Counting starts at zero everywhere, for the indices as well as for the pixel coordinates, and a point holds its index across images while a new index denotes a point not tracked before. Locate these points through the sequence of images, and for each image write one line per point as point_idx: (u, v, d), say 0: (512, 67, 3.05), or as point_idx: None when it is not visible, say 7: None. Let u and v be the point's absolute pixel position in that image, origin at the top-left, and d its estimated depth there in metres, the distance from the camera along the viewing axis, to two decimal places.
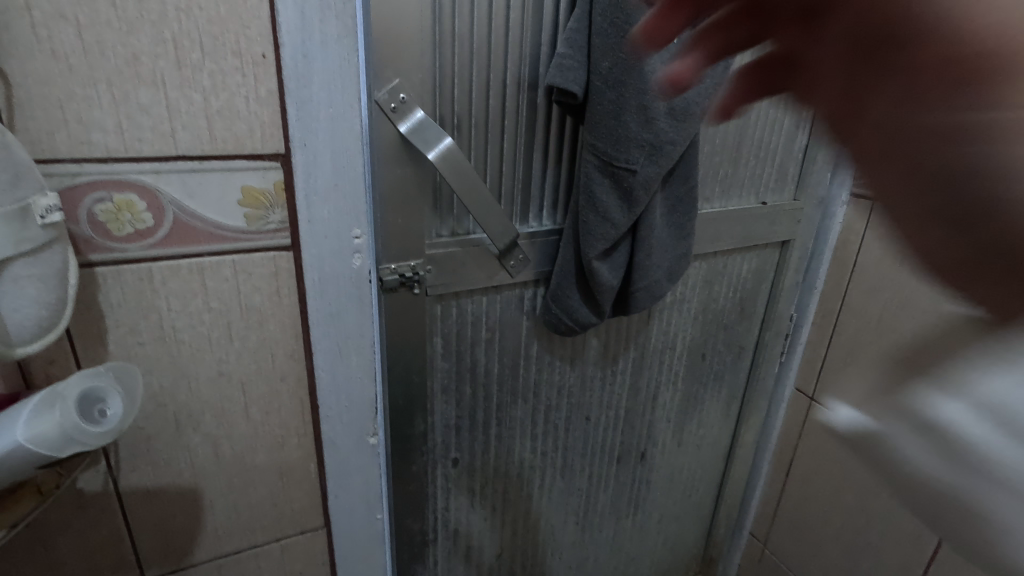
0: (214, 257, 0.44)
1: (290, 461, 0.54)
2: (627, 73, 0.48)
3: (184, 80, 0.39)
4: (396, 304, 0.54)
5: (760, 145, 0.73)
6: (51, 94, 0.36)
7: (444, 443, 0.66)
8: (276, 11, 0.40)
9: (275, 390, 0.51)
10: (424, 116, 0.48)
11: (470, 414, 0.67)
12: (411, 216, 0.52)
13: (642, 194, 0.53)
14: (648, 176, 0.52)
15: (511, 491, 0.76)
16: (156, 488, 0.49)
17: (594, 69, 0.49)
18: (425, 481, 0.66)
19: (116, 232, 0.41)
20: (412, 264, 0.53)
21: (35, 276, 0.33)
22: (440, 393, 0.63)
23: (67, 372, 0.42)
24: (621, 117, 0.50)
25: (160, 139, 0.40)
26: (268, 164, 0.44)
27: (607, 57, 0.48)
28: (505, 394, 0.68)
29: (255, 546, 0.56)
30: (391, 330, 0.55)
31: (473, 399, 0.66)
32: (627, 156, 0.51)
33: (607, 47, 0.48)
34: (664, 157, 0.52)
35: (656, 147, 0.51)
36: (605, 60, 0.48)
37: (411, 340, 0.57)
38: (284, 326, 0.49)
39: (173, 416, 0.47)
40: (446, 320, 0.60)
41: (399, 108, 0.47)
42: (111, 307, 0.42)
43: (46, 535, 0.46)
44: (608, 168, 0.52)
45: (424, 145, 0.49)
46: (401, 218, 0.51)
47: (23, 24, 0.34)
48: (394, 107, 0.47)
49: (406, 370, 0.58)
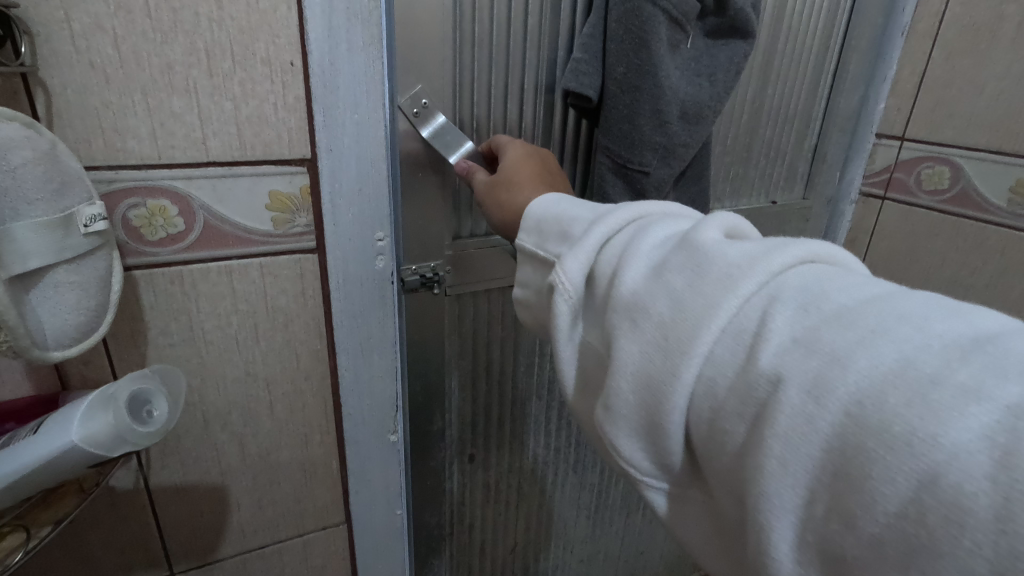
0: (242, 260, 0.45)
1: (313, 459, 0.55)
2: (641, 79, 0.49)
3: (216, 88, 0.40)
4: (415, 302, 0.56)
5: (772, 145, 0.73)
6: (87, 104, 0.37)
7: (460, 439, 0.68)
8: (305, 20, 0.41)
9: (299, 389, 0.52)
10: (446, 120, 0.49)
11: (485, 411, 0.68)
12: (430, 217, 0.54)
13: (654, 194, 0.54)
14: (661, 177, 0.54)
15: (526, 486, 0.77)
16: (184, 485, 0.50)
17: (608, 73, 0.50)
18: (443, 478, 0.68)
19: (149, 237, 0.42)
20: (432, 264, 0.55)
21: (77, 283, 0.34)
22: (457, 389, 0.65)
23: (100, 373, 0.43)
24: (635, 121, 0.50)
25: (192, 146, 0.41)
26: (296, 169, 0.45)
27: (622, 61, 0.49)
28: (520, 391, 0.70)
29: (279, 542, 0.57)
30: (411, 327, 0.57)
31: (488, 396, 0.67)
32: (640, 158, 0.52)
33: (622, 52, 0.49)
34: (676, 159, 0.54)
35: (668, 149, 0.52)
36: (619, 64, 0.49)
37: (426, 338, 0.59)
38: (309, 327, 0.50)
39: (201, 416, 0.49)
40: (464, 320, 0.61)
41: (421, 113, 0.48)
42: (144, 310, 0.43)
43: (80, 532, 0.47)
44: (621, 170, 0.53)
45: (446, 149, 0.50)
46: (421, 219, 0.53)
47: (63, 36, 0.35)
48: (417, 111, 0.48)
49: (425, 367, 0.60)
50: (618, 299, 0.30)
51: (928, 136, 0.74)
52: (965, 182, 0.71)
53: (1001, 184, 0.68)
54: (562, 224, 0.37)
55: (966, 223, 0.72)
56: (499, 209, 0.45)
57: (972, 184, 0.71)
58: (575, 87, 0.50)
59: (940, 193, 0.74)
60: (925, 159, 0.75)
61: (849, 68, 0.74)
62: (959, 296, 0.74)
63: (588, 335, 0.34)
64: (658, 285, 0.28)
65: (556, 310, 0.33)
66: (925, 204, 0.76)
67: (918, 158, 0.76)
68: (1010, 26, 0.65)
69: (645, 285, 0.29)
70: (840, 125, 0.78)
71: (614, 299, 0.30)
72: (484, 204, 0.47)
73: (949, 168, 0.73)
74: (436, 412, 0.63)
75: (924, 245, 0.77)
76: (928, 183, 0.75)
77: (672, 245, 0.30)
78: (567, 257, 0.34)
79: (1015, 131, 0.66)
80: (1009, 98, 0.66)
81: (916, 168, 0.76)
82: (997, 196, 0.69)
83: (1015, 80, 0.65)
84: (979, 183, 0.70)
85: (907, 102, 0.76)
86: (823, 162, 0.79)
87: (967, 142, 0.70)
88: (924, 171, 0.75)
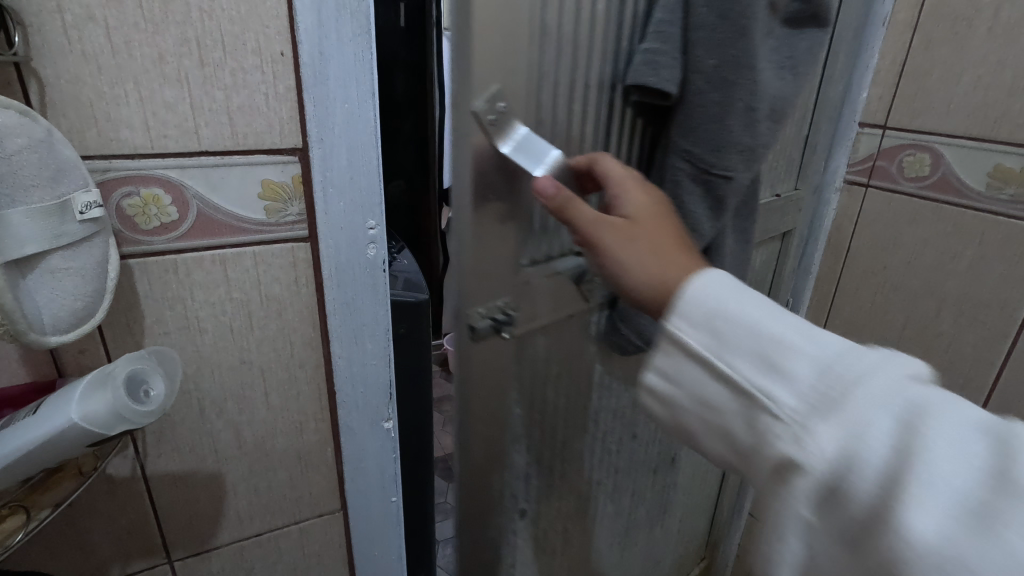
0: (235, 248, 0.46)
1: (308, 447, 0.56)
2: (735, 72, 0.47)
3: (207, 78, 0.41)
4: (482, 350, 0.53)
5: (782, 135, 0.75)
6: (80, 94, 0.37)
7: (515, 490, 0.66)
8: (294, 10, 0.41)
9: (294, 376, 0.53)
10: (526, 132, 0.45)
11: (542, 457, 0.68)
12: (495, 250, 0.50)
13: (730, 198, 0.53)
14: (741, 180, 0.52)
15: (568, 525, 0.78)
16: (180, 473, 0.51)
17: (694, 65, 0.47)
18: (502, 530, 0.67)
19: (143, 225, 0.42)
20: (501, 305, 0.52)
21: (74, 269, 0.34)
22: (515, 439, 0.62)
23: (96, 361, 0.44)
24: (725, 119, 0.48)
25: (185, 135, 0.41)
26: (287, 158, 0.45)
27: (712, 53, 0.46)
28: (570, 428, 0.69)
29: (276, 529, 0.58)
30: (477, 378, 0.53)
31: (541, 443, 0.66)
32: (725, 162, 0.50)
33: (715, 42, 0.46)
34: (758, 160, 0.52)
35: (752, 149, 0.51)
36: (709, 56, 0.46)
37: (485, 389, 0.54)
38: (303, 314, 0.51)
39: (197, 404, 0.49)
40: (522, 364, 0.59)
41: (498, 120, 0.44)
42: (139, 299, 0.44)
43: (79, 519, 0.48)
44: (703, 176, 0.51)
45: (532, 162, 0.46)
46: (484, 252, 0.49)
47: (55, 26, 0.36)
48: (493, 119, 0.43)
49: (488, 418, 0.56)
50: (918, 547, 0.28)
51: (909, 124, 0.76)
52: (946, 168, 0.72)
53: (981, 169, 0.69)
54: (765, 351, 0.36)
55: (946, 209, 0.73)
56: (629, 260, 0.43)
57: (952, 171, 0.72)
58: (654, 83, 0.47)
59: (922, 179, 0.75)
60: (907, 147, 0.76)
61: (835, 59, 0.75)
62: (941, 281, 0.75)
63: (820, 527, 0.32)
64: (996, 545, 0.26)
65: (795, 485, 0.33)
66: (909, 189, 0.77)
67: (901, 146, 0.77)
68: (987, 14, 0.66)
69: (962, 534, 0.27)
70: (826, 115, 0.80)
71: (904, 537, 0.28)
72: (604, 248, 0.44)
73: (929, 155, 0.74)
74: (494, 448, 0.59)
75: (907, 231, 0.78)
76: (909, 170, 0.76)
77: (986, 481, 0.27)
78: (818, 427, 0.32)
79: (992, 118, 0.67)
80: (987, 85, 0.67)
81: (899, 156, 0.78)
82: (978, 180, 0.70)
83: (992, 67, 0.66)
84: (959, 169, 0.71)
85: (889, 92, 0.78)
86: (811, 152, 0.81)
87: (947, 129, 0.72)
88: (906, 159, 0.77)
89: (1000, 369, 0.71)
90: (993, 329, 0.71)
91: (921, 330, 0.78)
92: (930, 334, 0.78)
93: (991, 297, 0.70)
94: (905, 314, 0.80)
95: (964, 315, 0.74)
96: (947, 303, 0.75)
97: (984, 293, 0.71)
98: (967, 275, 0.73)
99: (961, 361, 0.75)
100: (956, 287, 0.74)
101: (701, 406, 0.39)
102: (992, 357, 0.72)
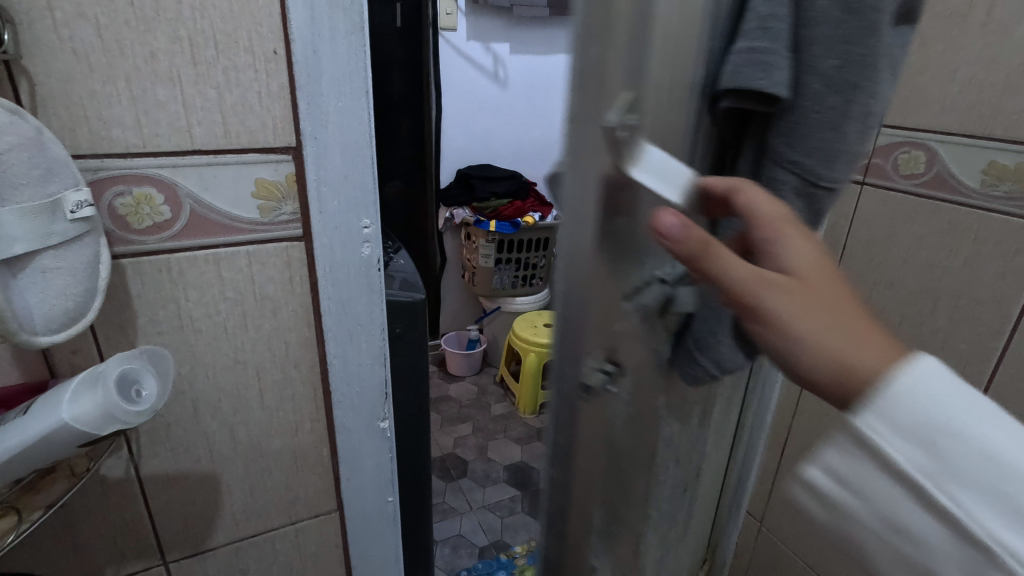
0: (229, 248, 0.46)
1: (304, 447, 0.56)
2: (862, 71, 0.30)
3: (199, 76, 0.40)
4: (583, 417, 0.32)
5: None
6: (71, 93, 0.37)
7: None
8: (287, 8, 0.41)
9: (289, 376, 0.52)
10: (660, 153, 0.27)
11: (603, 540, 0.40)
12: (611, 272, 0.29)
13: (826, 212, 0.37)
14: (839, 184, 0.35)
15: None
16: (175, 474, 0.51)
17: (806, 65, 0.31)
18: None
19: (136, 225, 0.42)
20: (607, 351, 0.31)
21: (63, 268, 0.34)
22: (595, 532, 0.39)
23: (89, 362, 0.44)
24: (842, 127, 0.32)
25: (177, 134, 0.41)
26: (281, 157, 0.45)
27: (833, 51, 0.30)
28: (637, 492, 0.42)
29: (272, 530, 0.58)
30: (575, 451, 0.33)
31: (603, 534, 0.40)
32: (835, 175, 0.34)
33: (840, 36, 0.30)
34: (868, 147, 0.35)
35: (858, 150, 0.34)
36: (827, 54, 0.30)
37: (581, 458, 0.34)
38: (298, 314, 0.51)
39: (191, 405, 0.49)
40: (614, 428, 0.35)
41: (629, 138, 0.26)
42: (132, 298, 0.44)
43: (73, 520, 0.48)
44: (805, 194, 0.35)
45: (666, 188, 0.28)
46: (605, 279, 0.29)
47: (45, 24, 0.36)
48: (622, 136, 0.25)
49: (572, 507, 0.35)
50: None
51: (905, 121, 0.76)
52: (940, 166, 0.73)
53: (976, 167, 0.69)
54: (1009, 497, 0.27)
55: (943, 207, 0.73)
56: (816, 344, 0.32)
57: (947, 168, 0.72)
58: (766, 85, 0.29)
59: (917, 177, 0.76)
60: (901, 145, 0.77)
61: None
62: (937, 278, 0.75)
63: None
64: None
65: None
66: (904, 187, 0.77)
67: (894, 145, 0.78)
68: (982, 11, 0.66)
69: None
70: None
71: None
72: (775, 324, 0.32)
73: (924, 153, 0.74)
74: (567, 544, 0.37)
75: (903, 228, 0.78)
76: (904, 168, 0.77)
77: None
78: None
79: (988, 114, 0.67)
80: (983, 81, 0.67)
81: (893, 154, 0.78)
82: (973, 177, 0.70)
83: (988, 64, 0.66)
84: (953, 168, 0.72)
85: None
86: None
87: (942, 126, 0.72)
88: (900, 156, 0.77)
89: (996, 365, 0.71)
90: (988, 326, 0.71)
91: (918, 327, 0.78)
92: (927, 331, 0.78)
93: (987, 294, 0.70)
94: (902, 311, 0.80)
95: (960, 312, 0.74)
96: (943, 299, 0.75)
97: (980, 289, 0.71)
98: (963, 272, 0.73)
99: (958, 358, 0.75)
100: (952, 283, 0.74)
101: (891, 531, 0.30)
102: (988, 354, 0.72)
